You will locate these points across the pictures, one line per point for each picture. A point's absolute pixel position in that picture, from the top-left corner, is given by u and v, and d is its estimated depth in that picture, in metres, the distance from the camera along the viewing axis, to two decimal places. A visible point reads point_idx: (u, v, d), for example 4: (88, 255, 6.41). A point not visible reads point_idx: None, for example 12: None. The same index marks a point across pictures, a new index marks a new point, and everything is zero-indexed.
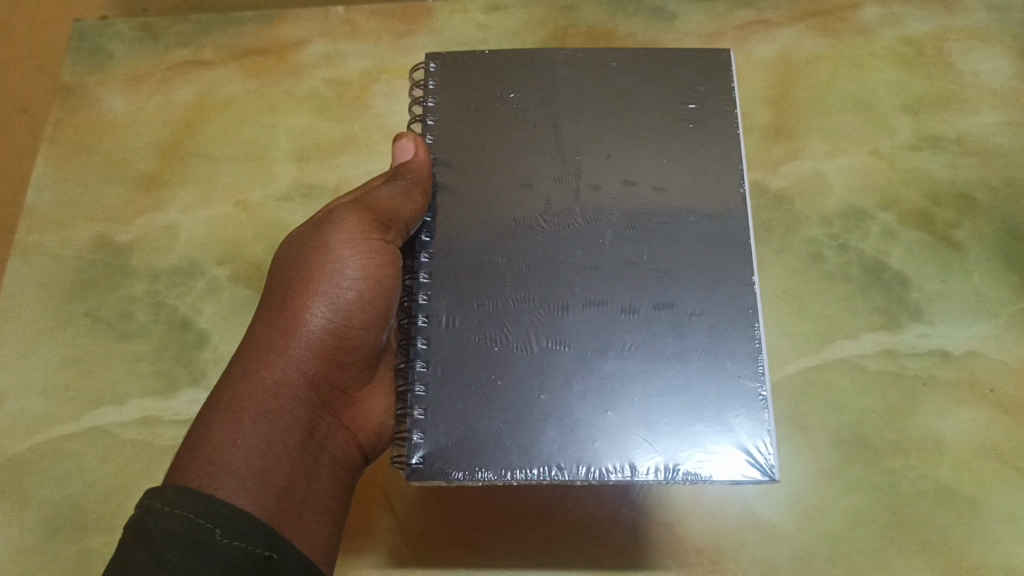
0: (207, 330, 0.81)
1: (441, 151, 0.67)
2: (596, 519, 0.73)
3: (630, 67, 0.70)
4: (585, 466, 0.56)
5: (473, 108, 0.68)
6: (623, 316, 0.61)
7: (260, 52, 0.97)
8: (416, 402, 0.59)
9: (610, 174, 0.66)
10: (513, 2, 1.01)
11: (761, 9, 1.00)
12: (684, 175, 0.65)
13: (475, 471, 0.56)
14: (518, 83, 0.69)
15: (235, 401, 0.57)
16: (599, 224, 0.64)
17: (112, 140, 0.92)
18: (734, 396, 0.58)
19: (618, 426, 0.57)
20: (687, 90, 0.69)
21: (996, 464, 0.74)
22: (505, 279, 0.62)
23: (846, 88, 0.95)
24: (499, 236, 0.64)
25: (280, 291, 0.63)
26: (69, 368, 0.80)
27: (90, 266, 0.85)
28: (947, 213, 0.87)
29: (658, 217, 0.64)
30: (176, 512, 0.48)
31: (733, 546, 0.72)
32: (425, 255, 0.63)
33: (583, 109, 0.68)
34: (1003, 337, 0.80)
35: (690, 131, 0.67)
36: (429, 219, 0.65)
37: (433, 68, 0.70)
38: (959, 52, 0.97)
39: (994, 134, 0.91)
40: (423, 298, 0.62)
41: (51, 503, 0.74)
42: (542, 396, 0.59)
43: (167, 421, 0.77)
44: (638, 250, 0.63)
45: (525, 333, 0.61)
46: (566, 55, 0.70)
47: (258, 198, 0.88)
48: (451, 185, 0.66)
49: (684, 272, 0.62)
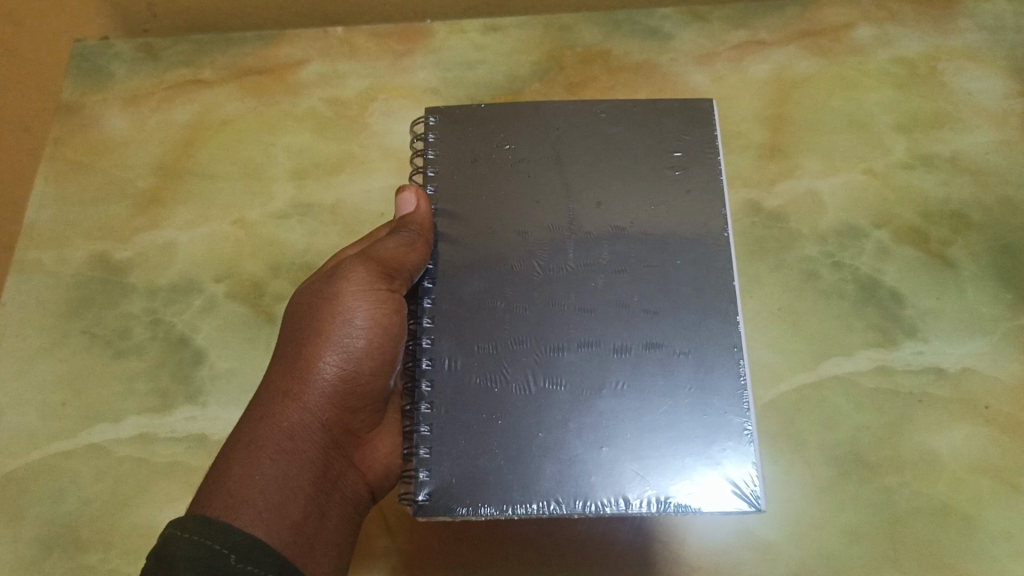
0: (204, 347, 0.81)
1: (440, 203, 0.68)
2: (581, 553, 0.72)
3: (619, 116, 0.71)
4: (582, 500, 0.57)
5: (471, 159, 0.69)
6: (615, 356, 0.62)
7: (260, 71, 0.98)
8: (421, 441, 0.60)
9: (598, 220, 0.66)
10: (510, 23, 1.03)
11: (756, 30, 1.01)
12: (672, 218, 0.66)
13: (478, 507, 0.57)
14: (513, 135, 0.70)
15: (254, 438, 0.57)
16: (591, 268, 0.65)
17: (112, 159, 0.93)
18: (720, 430, 0.59)
19: (612, 461, 0.58)
20: (671, 138, 0.70)
21: (993, 482, 0.74)
22: (503, 321, 0.63)
23: (841, 107, 0.96)
24: (497, 281, 0.65)
25: (293, 339, 0.63)
26: (66, 386, 0.80)
27: (89, 284, 0.85)
28: (942, 231, 0.87)
29: (646, 260, 0.65)
30: (195, 539, 0.49)
31: (729, 563, 0.71)
32: (428, 300, 0.64)
33: (576, 156, 0.69)
34: (998, 354, 0.80)
35: (676, 178, 0.68)
36: (431, 266, 0.65)
37: (432, 121, 0.71)
38: (952, 72, 0.98)
39: (987, 152, 0.92)
40: (427, 341, 0.63)
41: (46, 521, 0.74)
42: (540, 433, 0.59)
43: (164, 437, 0.77)
44: (628, 291, 0.64)
45: (523, 374, 0.61)
46: (557, 108, 0.71)
47: (256, 216, 0.89)
48: (452, 235, 0.67)
49: (673, 313, 0.63)
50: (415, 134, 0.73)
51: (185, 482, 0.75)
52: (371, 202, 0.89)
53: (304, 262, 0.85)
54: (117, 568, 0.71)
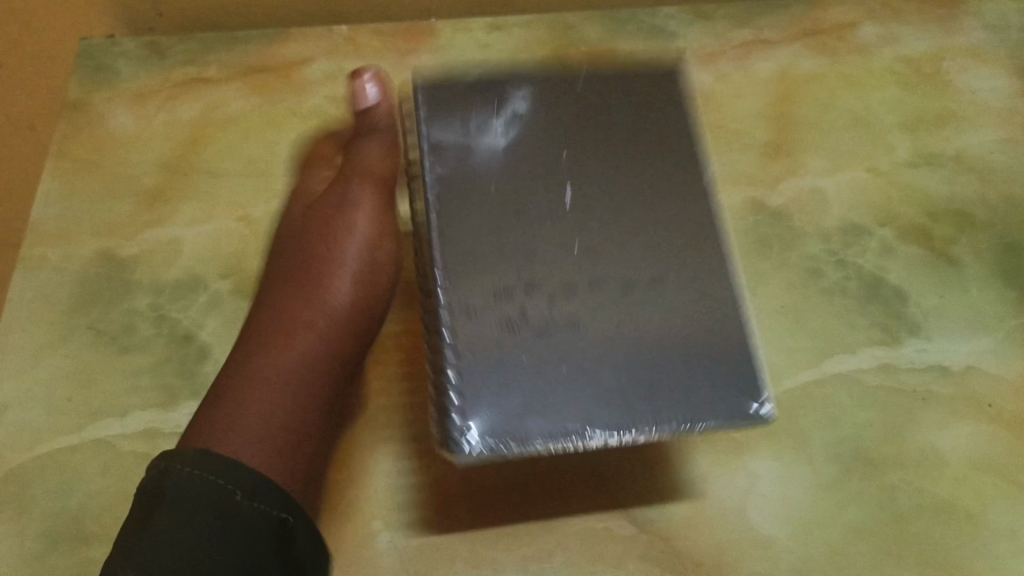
0: (209, 343, 0.81)
1: (439, 157, 0.67)
2: (584, 552, 0.69)
3: (584, 68, 0.72)
4: (617, 431, 0.59)
5: (463, 112, 0.68)
6: (622, 289, 0.63)
7: (264, 69, 0.98)
8: (454, 386, 0.59)
9: (595, 159, 0.68)
10: (514, 21, 1.03)
11: (761, 28, 1.01)
12: (664, 152, 0.69)
13: (520, 443, 0.58)
14: (495, 81, 0.70)
15: (251, 374, 0.69)
16: (594, 202, 0.67)
17: (116, 157, 0.92)
18: (732, 342, 0.62)
19: (638, 391, 0.60)
20: (641, 75, 0.72)
21: (995, 480, 0.74)
22: (517, 261, 0.63)
23: (847, 104, 0.96)
24: (511, 218, 0.65)
25: (300, 272, 0.78)
26: (72, 381, 0.79)
27: (93, 280, 0.85)
28: (946, 229, 0.88)
29: (640, 193, 0.67)
30: (197, 474, 0.59)
31: (729, 558, 0.70)
32: (436, 246, 0.64)
33: (563, 105, 0.70)
34: (1002, 353, 0.81)
35: (656, 112, 0.71)
36: (437, 209, 0.65)
37: (411, 80, 0.70)
38: (959, 69, 0.99)
39: (991, 151, 0.93)
40: (445, 287, 0.62)
41: (52, 513, 0.74)
42: (565, 371, 0.60)
43: (169, 433, 0.77)
44: (626, 224, 0.66)
45: (541, 313, 0.62)
46: (527, 65, 0.72)
47: (260, 213, 0.89)
48: (450, 176, 0.66)
49: (667, 241, 0.66)
50: None
51: None
52: None
53: None
54: None
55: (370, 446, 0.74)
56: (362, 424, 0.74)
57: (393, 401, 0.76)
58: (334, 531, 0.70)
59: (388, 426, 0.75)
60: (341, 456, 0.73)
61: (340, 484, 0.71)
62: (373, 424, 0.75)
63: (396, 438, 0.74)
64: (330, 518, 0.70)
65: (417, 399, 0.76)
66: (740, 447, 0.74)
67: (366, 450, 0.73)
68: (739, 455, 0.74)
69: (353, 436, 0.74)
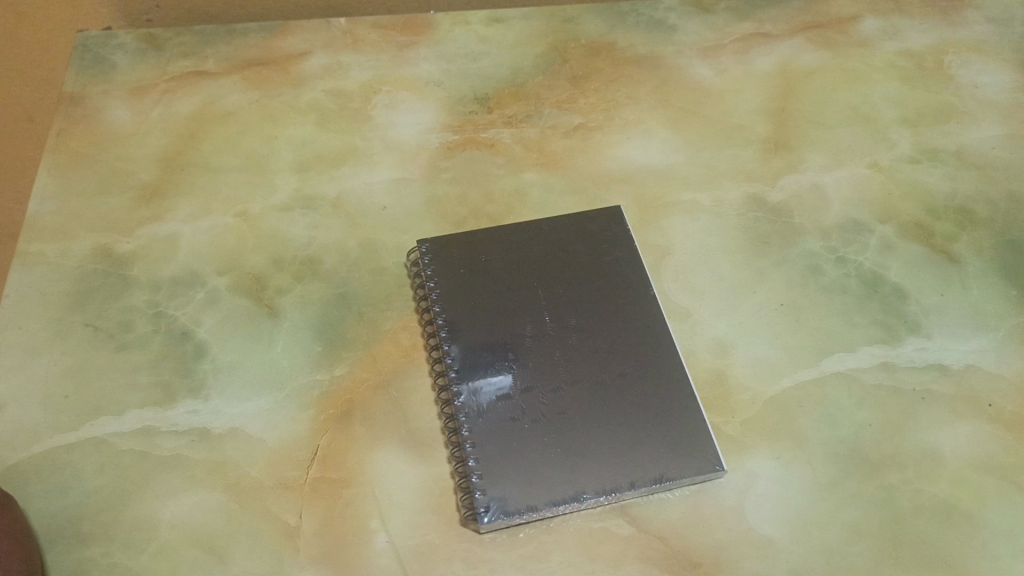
0: (206, 340, 0.78)
1: (454, 327, 0.75)
2: (583, 551, 0.69)
3: (569, 227, 0.82)
4: (606, 490, 0.69)
5: (471, 287, 0.78)
6: (606, 392, 0.73)
7: (263, 62, 0.97)
8: (476, 489, 0.68)
9: (586, 340, 0.76)
10: (513, 15, 1.03)
11: (761, 23, 1.04)
12: (645, 347, 0.75)
13: (530, 510, 0.67)
14: (495, 257, 0.80)
15: None
16: (585, 372, 0.74)
17: (114, 150, 0.90)
18: (699, 466, 0.70)
19: (625, 469, 0.70)
20: (617, 245, 0.82)
21: (994, 479, 0.74)
22: (523, 390, 0.72)
23: (846, 99, 0.98)
24: (518, 398, 0.72)
25: None
26: (69, 378, 0.75)
27: (90, 276, 0.81)
28: (947, 227, 0.89)
29: (624, 346, 0.75)
30: None
31: (731, 559, 0.69)
32: (456, 383, 0.72)
33: (557, 277, 0.79)
34: (1001, 351, 0.80)
35: (635, 277, 0.80)
36: (455, 377, 0.73)
37: (426, 255, 0.79)
38: (960, 64, 1.02)
39: (994, 147, 0.95)
40: (467, 430, 0.70)
41: (46, 514, 0.68)
42: (563, 445, 0.70)
43: (165, 431, 0.73)
44: (612, 366, 0.74)
45: (540, 418, 0.71)
46: (521, 226, 0.82)
47: (258, 209, 0.86)
48: (464, 335, 0.75)
49: (643, 368, 0.74)
50: (414, 265, 0.82)
51: (186, 475, 0.71)
52: (373, 195, 0.87)
53: (307, 256, 0.83)
54: (118, 561, 0.67)
55: (370, 444, 0.73)
56: (360, 422, 0.74)
57: (390, 399, 0.75)
58: (332, 530, 0.69)
59: (386, 423, 0.74)
60: (339, 455, 0.72)
61: (337, 482, 0.71)
62: (371, 422, 0.74)
63: (395, 436, 0.73)
64: (329, 518, 0.69)
65: (414, 395, 0.75)
66: (739, 447, 0.74)
67: (363, 448, 0.73)
68: (738, 456, 0.74)
69: (350, 435, 0.73)
